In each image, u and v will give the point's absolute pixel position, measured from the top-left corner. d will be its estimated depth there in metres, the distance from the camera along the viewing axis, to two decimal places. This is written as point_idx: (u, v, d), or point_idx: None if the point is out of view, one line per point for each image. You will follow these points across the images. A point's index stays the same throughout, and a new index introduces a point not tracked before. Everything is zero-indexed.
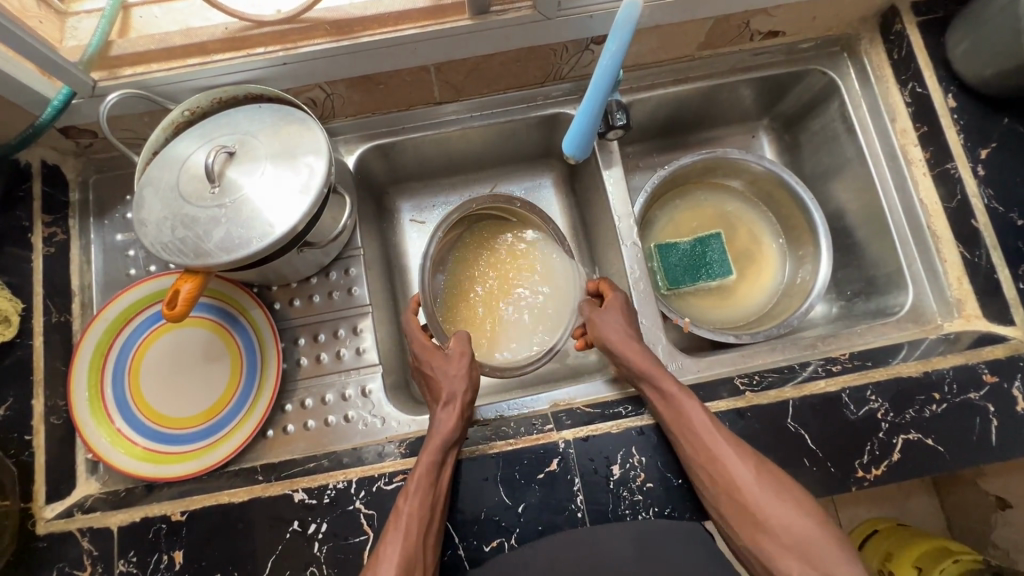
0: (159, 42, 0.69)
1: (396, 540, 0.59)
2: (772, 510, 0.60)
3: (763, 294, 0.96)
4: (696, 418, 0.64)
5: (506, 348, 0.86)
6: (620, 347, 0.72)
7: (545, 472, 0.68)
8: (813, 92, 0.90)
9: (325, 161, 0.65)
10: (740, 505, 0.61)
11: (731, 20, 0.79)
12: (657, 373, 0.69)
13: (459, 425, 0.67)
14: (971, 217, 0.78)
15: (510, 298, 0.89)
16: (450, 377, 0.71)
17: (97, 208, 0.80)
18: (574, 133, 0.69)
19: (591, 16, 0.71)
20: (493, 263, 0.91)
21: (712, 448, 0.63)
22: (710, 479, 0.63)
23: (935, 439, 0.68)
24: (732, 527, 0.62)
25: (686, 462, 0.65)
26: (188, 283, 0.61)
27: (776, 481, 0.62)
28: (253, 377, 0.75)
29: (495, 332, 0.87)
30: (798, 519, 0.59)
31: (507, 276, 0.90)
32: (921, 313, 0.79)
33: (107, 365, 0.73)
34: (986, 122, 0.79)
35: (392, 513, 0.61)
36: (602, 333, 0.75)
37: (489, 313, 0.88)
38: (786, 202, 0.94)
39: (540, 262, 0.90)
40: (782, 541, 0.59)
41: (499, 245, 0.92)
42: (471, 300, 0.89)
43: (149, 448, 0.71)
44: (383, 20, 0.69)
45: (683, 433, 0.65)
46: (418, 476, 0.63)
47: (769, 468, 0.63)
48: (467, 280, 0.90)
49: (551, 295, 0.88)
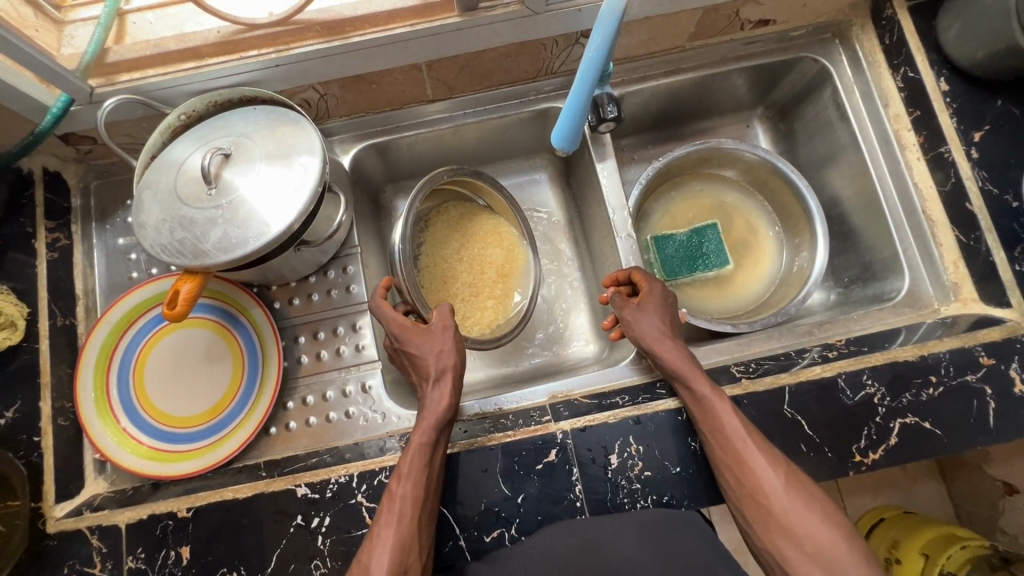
0: (154, 48, 0.70)
1: (391, 522, 0.60)
2: (797, 516, 0.59)
3: (762, 282, 0.96)
4: (728, 421, 0.64)
5: (489, 321, 0.90)
6: (659, 346, 0.72)
7: (544, 463, 0.68)
8: (805, 80, 0.90)
9: (319, 160, 0.66)
10: (761, 507, 0.61)
11: (720, 10, 0.79)
12: (695, 376, 0.68)
13: (448, 408, 0.68)
14: (966, 200, 0.77)
15: (488, 272, 0.91)
16: (438, 353, 0.72)
17: (99, 213, 0.82)
18: (562, 125, 0.67)
19: (579, 10, 0.71)
20: (468, 240, 0.93)
21: (743, 452, 0.63)
22: (736, 481, 0.63)
23: (932, 422, 0.68)
24: (753, 529, 0.61)
25: (715, 461, 0.65)
26: (187, 283, 0.62)
27: (805, 490, 0.61)
28: (254, 377, 0.76)
29: (479, 307, 0.90)
30: (824, 528, 0.58)
31: (484, 252, 0.92)
32: (918, 297, 0.80)
33: (112, 368, 0.75)
34: (980, 105, 0.79)
35: (387, 493, 0.63)
36: (638, 333, 0.74)
37: (471, 290, 0.91)
38: (781, 190, 0.94)
39: (508, 235, 0.93)
40: (804, 550, 0.57)
41: (471, 223, 0.94)
42: (449, 279, 0.91)
43: (155, 447, 0.73)
44: (374, 20, 0.70)
45: (714, 436, 0.65)
46: (410, 458, 0.64)
47: (799, 477, 0.62)
48: (443, 259, 0.92)
49: (524, 265, 0.92)
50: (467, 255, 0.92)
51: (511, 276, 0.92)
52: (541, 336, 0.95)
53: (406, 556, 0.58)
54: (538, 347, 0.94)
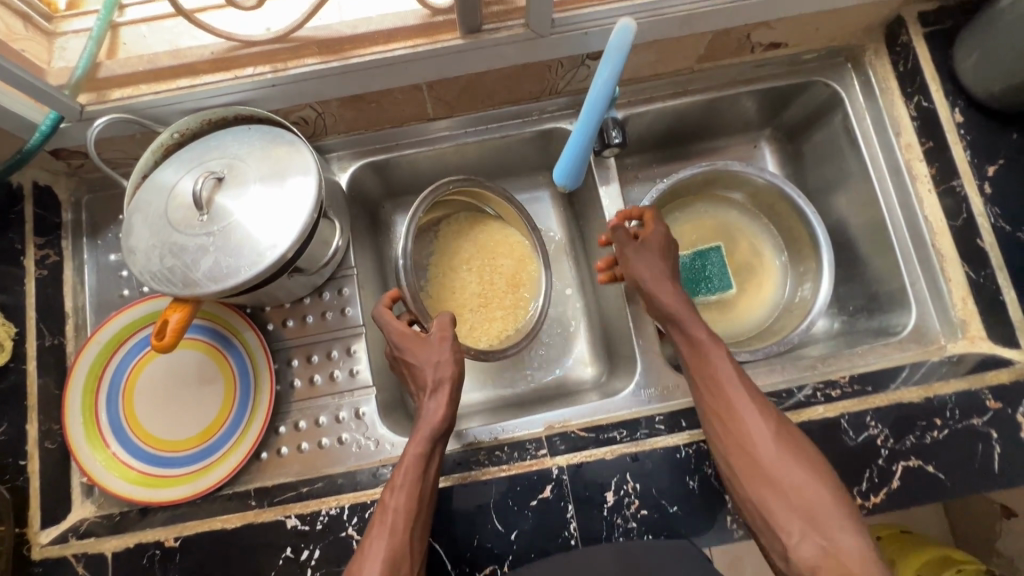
0: (147, 63, 0.68)
1: (382, 536, 0.59)
2: (782, 465, 0.60)
3: (764, 307, 0.94)
4: (719, 367, 0.66)
5: (498, 332, 0.88)
6: (655, 287, 0.73)
7: (539, 499, 0.67)
8: (816, 104, 0.88)
9: (315, 182, 0.64)
10: (747, 454, 0.61)
11: (731, 34, 0.77)
12: (687, 318, 0.71)
13: (446, 416, 0.67)
14: (977, 237, 0.75)
15: (498, 283, 0.90)
16: (435, 363, 0.70)
17: (90, 227, 0.79)
18: (564, 164, 0.65)
19: (586, 33, 0.69)
20: (478, 250, 0.91)
21: (733, 400, 0.64)
22: (723, 429, 0.64)
23: (935, 466, 0.67)
24: (735, 477, 0.62)
25: (705, 410, 0.66)
26: (176, 312, 0.60)
27: (792, 444, 0.61)
28: (246, 401, 0.75)
29: (488, 318, 0.88)
30: (810, 481, 0.58)
31: (494, 262, 0.91)
32: (925, 333, 0.78)
33: (101, 389, 0.73)
34: (996, 138, 0.76)
35: (379, 506, 0.62)
36: (636, 270, 0.74)
37: (479, 301, 0.89)
38: (787, 215, 0.93)
39: (519, 246, 0.91)
40: (786, 499, 0.58)
41: (480, 233, 0.92)
42: (456, 291, 0.89)
43: (144, 471, 0.71)
44: (373, 39, 0.68)
45: (705, 381, 0.66)
46: (403, 470, 0.63)
47: (786, 427, 0.63)
48: (451, 271, 0.90)
49: (534, 277, 0.90)
50: (476, 265, 0.91)
51: (522, 287, 0.90)
52: (540, 361, 0.93)
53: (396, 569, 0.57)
54: (538, 373, 0.92)
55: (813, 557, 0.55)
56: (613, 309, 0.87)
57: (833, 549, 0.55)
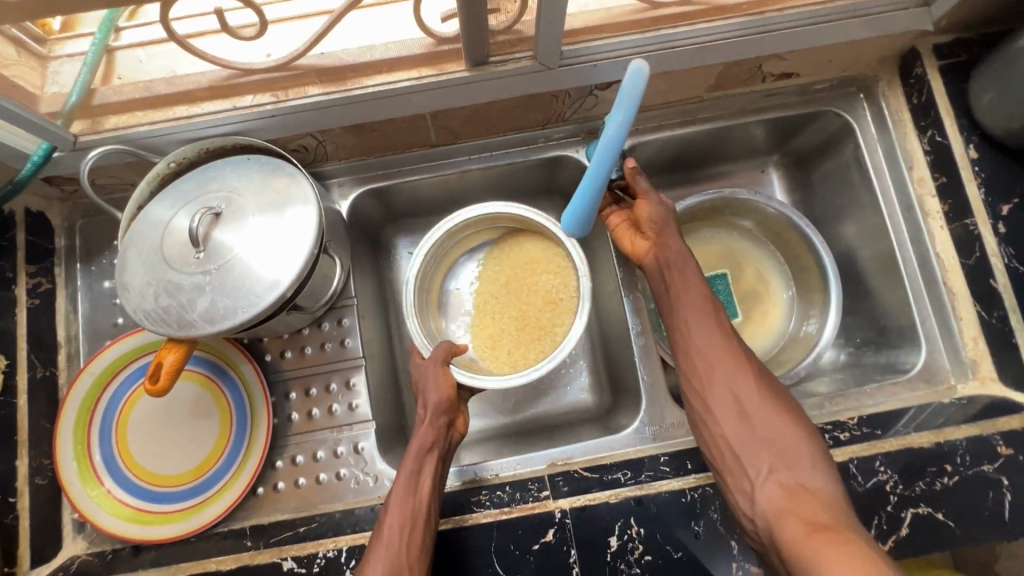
0: (144, 91, 0.65)
1: (380, 554, 0.60)
2: (757, 409, 0.64)
3: (769, 338, 0.92)
4: (710, 318, 0.70)
5: (538, 355, 0.79)
6: (659, 235, 0.73)
7: (541, 543, 0.66)
8: (827, 133, 0.86)
9: (315, 217, 0.62)
10: (724, 397, 0.66)
11: (742, 65, 0.75)
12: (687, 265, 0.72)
13: (433, 429, 0.69)
14: (989, 276, 0.74)
15: (535, 302, 0.82)
16: (425, 388, 0.71)
17: (84, 253, 0.78)
18: (574, 208, 0.63)
19: (595, 65, 0.68)
20: (516, 269, 0.85)
21: (715, 346, 0.68)
22: (705, 372, 0.67)
23: (945, 513, 0.66)
24: (711, 418, 0.66)
25: (687, 356, 0.69)
26: (171, 353, 0.59)
27: (771, 396, 0.66)
28: (242, 436, 0.73)
29: (526, 343, 0.81)
30: (782, 423, 0.63)
31: (531, 279, 0.83)
32: (934, 373, 0.77)
33: (94, 422, 0.72)
34: (1010, 175, 0.75)
35: (376, 528, 0.63)
36: (649, 214, 0.74)
37: (516, 324, 0.82)
38: (797, 246, 0.91)
39: (556, 259, 0.82)
40: (759, 438, 0.63)
41: (516, 249, 0.85)
42: (488, 315, 0.84)
43: (138, 507, 0.70)
44: (377, 68, 0.66)
45: (689, 329, 0.70)
46: (396, 489, 0.64)
47: (767, 380, 0.67)
48: (485, 295, 0.86)
49: (575, 292, 0.80)
50: (515, 288, 0.84)
51: (561, 303, 0.81)
52: (543, 392, 0.90)
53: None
54: (540, 403, 0.90)
55: (777, 496, 0.59)
56: (619, 340, 0.85)
57: (798, 488, 0.59)
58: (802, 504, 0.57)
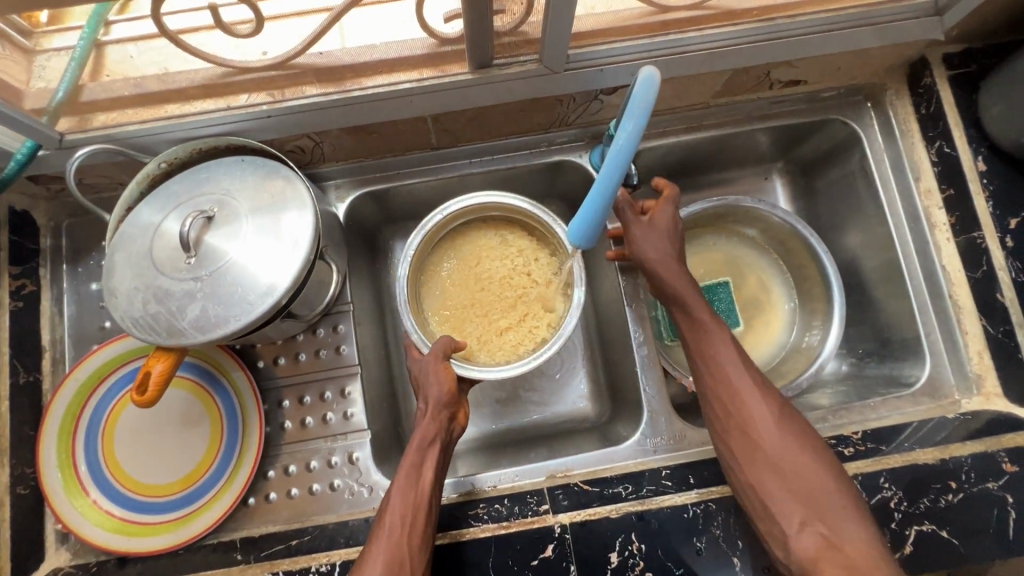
0: (134, 87, 0.62)
1: (380, 542, 0.58)
2: (784, 452, 0.59)
3: (770, 348, 0.91)
4: (726, 354, 0.66)
5: (514, 345, 0.76)
6: (660, 267, 0.71)
7: (539, 559, 0.64)
8: (833, 142, 0.85)
9: (311, 223, 0.60)
10: (749, 441, 0.61)
11: (750, 72, 0.74)
12: (693, 299, 0.69)
13: (434, 422, 0.66)
14: (996, 290, 0.73)
15: (494, 294, 0.78)
16: (425, 381, 0.68)
17: (70, 254, 0.75)
18: (582, 218, 0.60)
19: (601, 70, 0.66)
20: (464, 258, 0.79)
21: (735, 385, 0.64)
22: (726, 412, 0.63)
23: (950, 531, 0.64)
24: (738, 466, 0.61)
25: (706, 396, 0.66)
26: (159, 362, 0.57)
27: (800, 436, 0.61)
28: (233, 445, 0.71)
29: (497, 335, 0.76)
30: (812, 467, 0.58)
31: (483, 270, 0.79)
32: (939, 387, 0.76)
33: (78, 430, 0.70)
34: (1018, 189, 0.73)
35: (378, 516, 0.61)
36: (645, 249, 0.73)
37: (476, 312, 0.77)
38: (800, 256, 0.90)
39: (508, 247, 0.80)
40: (789, 485, 0.58)
41: (459, 242, 0.80)
42: (447, 306, 0.77)
43: (124, 518, 0.68)
44: (377, 68, 0.64)
45: (708, 366, 0.66)
46: (397, 479, 0.62)
47: (794, 418, 0.62)
48: (440, 291, 0.78)
49: (539, 277, 0.78)
50: (465, 281, 0.79)
51: (524, 290, 0.78)
52: (538, 399, 0.89)
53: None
54: (535, 411, 0.88)
55: (814, 549, 0.54)
56: (619, 348, 0.83)
57: (834, 541, 0.54)
58: (840, 558, 0.53)
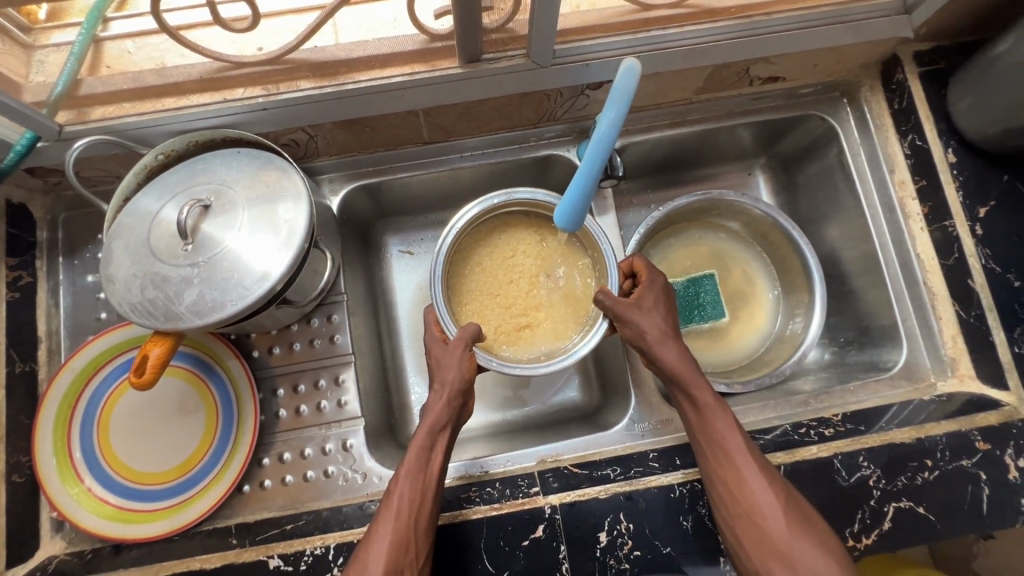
0: (133, 81, 0.64)
1: (388, 521, 0.59)
2: (793, 538, 0.58)
3: (756, 337, 0.94)
4: (730, 438, 0.65)
5: (526, 341, 0.77)
6: (659, 347, 0.69)
7: (530, 539, 0.65)
8: (811, 137, 0.89)
9: (305, 213, 0.62)
10: (755, 525, 0.60)
11: (729, 68, 0.77)
12: (694, 380, 0.68)
13: (448, 408, 0.67)
14: (968, 277, 0.76)
15: (523, 288, 0.79)
16: (444, 366, 0.68)
17: (67, 247, 0.77)
18: (567, 205, 0.62)
19: (587, 65, 0.69)
20: (501, 249, 0.80)
21: (739, 466, 0.63)
22: (731, 498, 0.62)
23: (926, 507, 0.66)
24: (744, 551, 0.60)
25: (710, 477, 0.65)
26: (157, 346, 0.58)
27: (806, 521, 0.59)
28: (228, 433, 0.72)
29: (515, 326, 0.77)
30: (819, 555, 0.57)
31: (515, 264, 0.80)
32: (915, 370, 0.79)
33: (74, 419, 0.70)
34: (985, 180, 0.76)
35: (385, 496, 0.62)
36: (637, 331, 0.70)
37: (498, 303, 0.78)
38: (781, 245, 0.92)
39: (548, 248, 0.80)
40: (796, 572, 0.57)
41: (503, 234, 0.81)
42: (474, 291, 0.79)
43: (120, 506, 0.69)
44: (370, 63, 0.66)
45: (710, 444, 0.66)
46: (408, 461, 0.63)
47: (799, 504, 0.61)
48: (468, 275, 0.79)
49: (569, 282, 0.79)
50: (496, 271, 0.80)
51: (551, 292, 0.79)
52: (529, 391, 0.91)
53: (402, 558, 0.57)
54: (528, 403, 0.90)
55: None
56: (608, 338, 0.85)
57: None
58: None
